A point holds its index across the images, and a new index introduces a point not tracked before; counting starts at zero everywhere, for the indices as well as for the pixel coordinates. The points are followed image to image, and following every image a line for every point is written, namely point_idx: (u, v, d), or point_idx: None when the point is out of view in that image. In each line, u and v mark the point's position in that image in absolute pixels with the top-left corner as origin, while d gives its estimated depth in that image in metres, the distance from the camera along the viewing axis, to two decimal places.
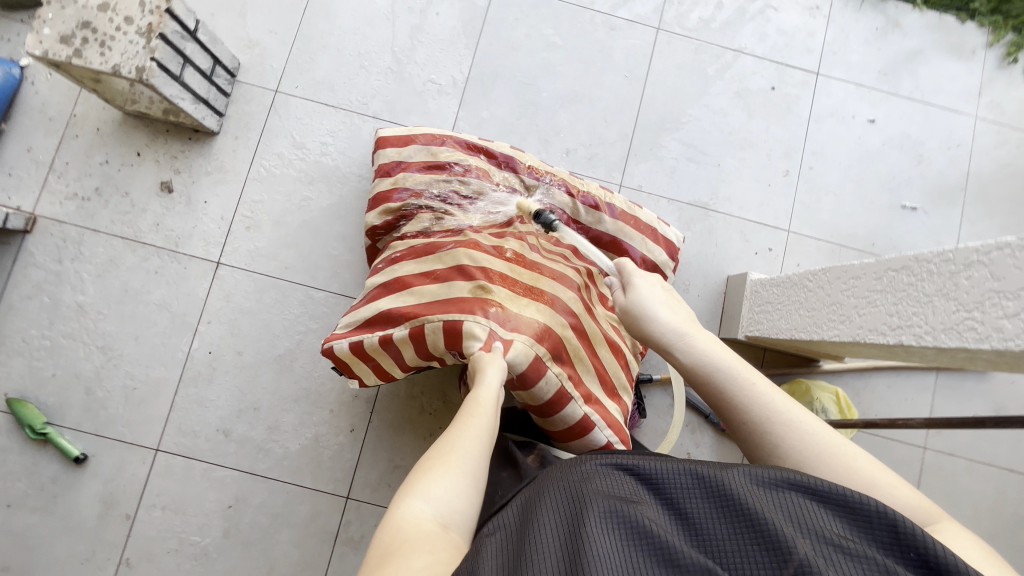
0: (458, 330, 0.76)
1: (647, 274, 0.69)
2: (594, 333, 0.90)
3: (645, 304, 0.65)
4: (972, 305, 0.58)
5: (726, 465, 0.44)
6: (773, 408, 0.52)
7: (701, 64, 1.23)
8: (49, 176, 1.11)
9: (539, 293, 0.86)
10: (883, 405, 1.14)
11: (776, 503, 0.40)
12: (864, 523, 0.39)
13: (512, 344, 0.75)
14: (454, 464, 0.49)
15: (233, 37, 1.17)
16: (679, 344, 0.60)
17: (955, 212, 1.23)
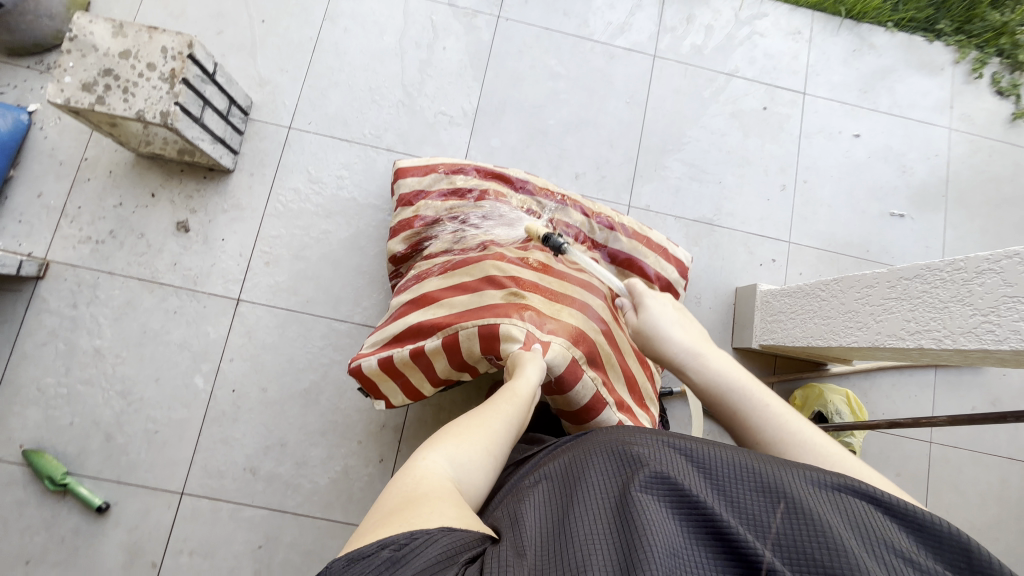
0: (497, 333, 0.78)
1: (658, 295, 0.70)
2: (622, 342, 0.92)
3: (657, 324, 0.67)
4: (988, 310, 0.63)
5: (790, 465, 0.44)
6: (786, 429, 0.55)
7: (697, 88, 1.30)
8: (63, 221, 1.10)
9: (568, 297, 0.88)
10: (889, 403, 1.20)
11: (843, 508, 0.40)
12: (929, 540, 0.39)
13: (550, 345, 0.78)
14: (479, 441, 0.53)
15: (245, 77, 1.19)
16: (692, 363, 0.63)
17: (939, 217, 1.31)
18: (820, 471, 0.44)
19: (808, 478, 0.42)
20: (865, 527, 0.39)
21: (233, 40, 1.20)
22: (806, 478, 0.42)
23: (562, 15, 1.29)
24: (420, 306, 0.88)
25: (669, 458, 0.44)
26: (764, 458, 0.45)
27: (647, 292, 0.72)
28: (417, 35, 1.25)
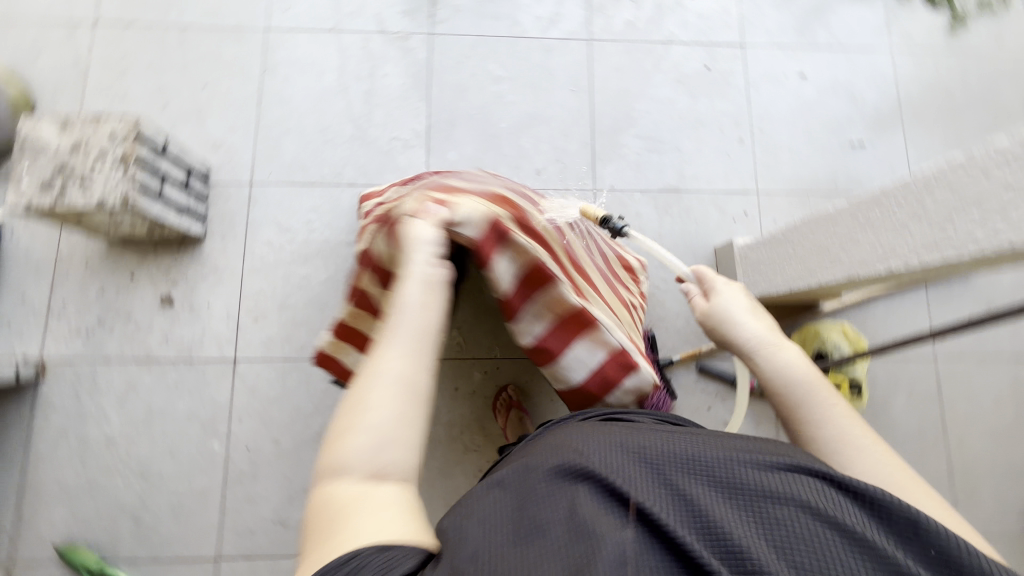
0: (394, 215, 0.63)
1: (731, 282, 0.67)
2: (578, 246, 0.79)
3: (730, 312, 0.64)
4: (943, 222, 0.64)
5: (742, 450, 0.43)
6: (847, 436, 0.52)
7: (638, 62, 1.32)
8: (50, 319, 1.12)
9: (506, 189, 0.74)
10: (887, 328, 1.21)
11: (807, 500, 0.39)
12: (898, 526, 0.38)
13: (456, 199, 0.61)
14: (369, 409, 0.45)
15: (198, 143, 1.21)
16: (762, 350, 0.60)
17: (898, 138, 1.32)
18: (787, 457, 0.42)
19: (772, 471, 0.41)
20: (832, 519, 0.37)
21: (179, 110, 1.22)
22: (769, 471, 0.41)
23: (492, 19, 1.31)
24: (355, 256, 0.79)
25: (627, 463, 0.42)
26: (727, 448, 0.43)
27: (719, 278, 0.69)
28: (356, 69, 1.27)
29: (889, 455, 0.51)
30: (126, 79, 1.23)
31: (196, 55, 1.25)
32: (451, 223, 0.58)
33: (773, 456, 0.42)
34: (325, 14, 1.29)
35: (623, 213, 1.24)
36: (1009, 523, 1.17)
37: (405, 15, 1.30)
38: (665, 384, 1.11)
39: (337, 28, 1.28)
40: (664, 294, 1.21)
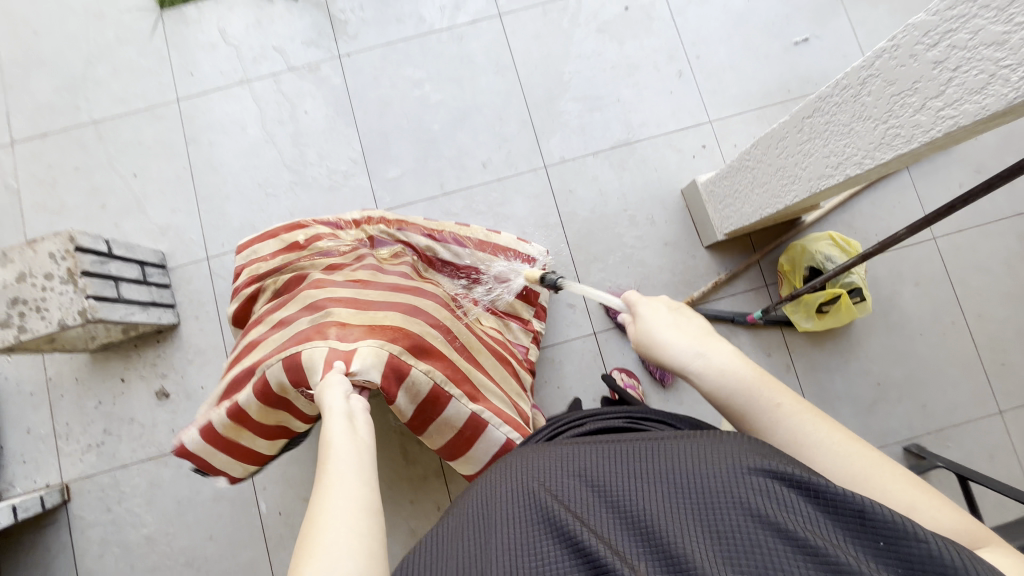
0: (299, 362, 0.70)
1: (653, 300, 0.61)
2: (472, 340, 0.90)
3: (653, 332, 0.58)
4: (886, 115, 0.59)
5: (688, 460, 0.42)
6: (798, 435, 0.47)
7: (555, 23, 1.26)
8: (59, 442, 1.14)
9: (400, 306, 0.81)
10: (877, 222, 1.16)
11: (743, 500, 0.38)
12: (846, 517, 0.36)
13: (357, 352, 0.69)
14: (324, 544, 0.42)
15: (146, 233, 1.20)
16: (687, 366, 0.54)
17: (843, 22, 1.25)
18: (728, 453, 0.41)
19: (709, 473, 0.40)
20: (765, 519, 0.36)
21: (118, 206, 1.21)
22: (705, 475, 0.40)
23: (396, 22, 1.26)
24: (244, 357, 0.82)
25: (565, 486, 0.43)
26: (666, 456, 0.43)
27: (642, 300, 0.63)
28: (276, 113, 1.23)
29: (847, 438, 0.45)
30: (59, 190, 1.22)
31: (117, 146, 1.23)
32: (352, 378, 0.67)
33: (712, 456, 0.41)
34: (230, 67, 1.25)
35: (581, 183, 1.20)
36: None
37: (309, 45, 1.25)
38: None
39: (246, 77, 1.25)
40: (642, 252, 1.18)
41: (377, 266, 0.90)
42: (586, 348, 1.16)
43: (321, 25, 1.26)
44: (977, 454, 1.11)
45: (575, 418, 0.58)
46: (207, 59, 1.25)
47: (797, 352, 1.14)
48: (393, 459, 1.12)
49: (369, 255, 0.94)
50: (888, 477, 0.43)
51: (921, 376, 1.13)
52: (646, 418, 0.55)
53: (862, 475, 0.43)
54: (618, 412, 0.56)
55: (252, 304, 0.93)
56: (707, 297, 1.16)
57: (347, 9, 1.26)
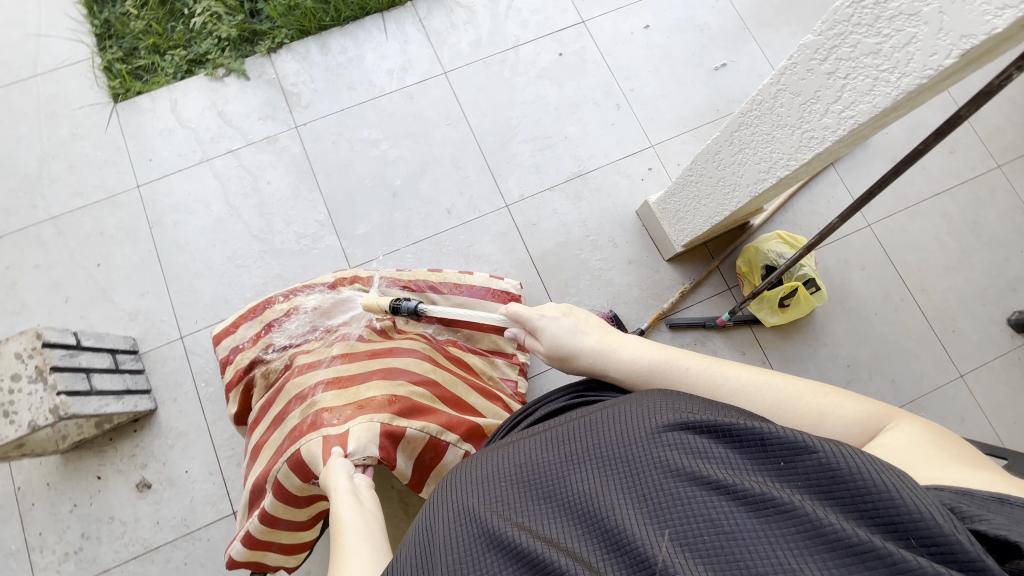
0: (305, 461, 0.73)
1: (544, 312, 0.71)
2: (458, 385, 0.91)
3: (564, 341, 0.68)
4: (799, 122, 0.67)
5: (614, 433, 0.44)
6: (712, 384, 0.53)
7: (497, 74, 1.35)
8: (33, 555, 1.06)
9: (380, 373, 0.83)
10: (815, 217, 1.26)
11: (663, 459, 0.40)
12: (751, 448, 0.39)
13: (350, 434, 0.72)
14: None
15: (115, 321, 1.18)
16: (603, 361, 0.62)
17: (753, 47, 1.39)
18: (644, 416, 0.44)
19: (630, 441, 0.43)
20: (681, 469, 0.39)
21: (83, 298, 1.19)
22: (627, 442, 0.43)
23: (347, 90, 1.32)
24: (255, 463, 0.84)
25: (505, 487, 0.45)
26: (593, 433, 0.45)
27: (534, 314, 0.72)
28: (239, 187, 1.26)
29: (755, 373, 0.52)
30: (19, 290, 1.19)
31: (78, 238, 1.22)
32: (355, 461, 0.71)
33: (633, 425, 0.44)
34: (189, 149, 1.28)
35: (543, 216, 1.26)
36: (996, 341, 1.22)
37: (265, 119, 1.30)
38: None
39: (206, 157, 1.28)
40: (610, 273, 1.23)
41: (353, 336, 0.91)
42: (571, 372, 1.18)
43: (275, 99, 1.31)
44: (951, 418, 1.17)
45: (531, 406, 0.61)
46: (164, 144, 1.28)
47: (769, 346, 1.19)
48: (393, 516, 1.07)
49: (339, 327, 0.95)
50: (798, 394, 0.49)
51: (885, 353, 1.20)
52: (593, 389, 0.60)
53: (776, 402, 0.49)
54: (565, 389, 0.60)
55: (247, 396, 0.95)
56: (677, 307, 1.21)
57: (299, 83, 1.32)
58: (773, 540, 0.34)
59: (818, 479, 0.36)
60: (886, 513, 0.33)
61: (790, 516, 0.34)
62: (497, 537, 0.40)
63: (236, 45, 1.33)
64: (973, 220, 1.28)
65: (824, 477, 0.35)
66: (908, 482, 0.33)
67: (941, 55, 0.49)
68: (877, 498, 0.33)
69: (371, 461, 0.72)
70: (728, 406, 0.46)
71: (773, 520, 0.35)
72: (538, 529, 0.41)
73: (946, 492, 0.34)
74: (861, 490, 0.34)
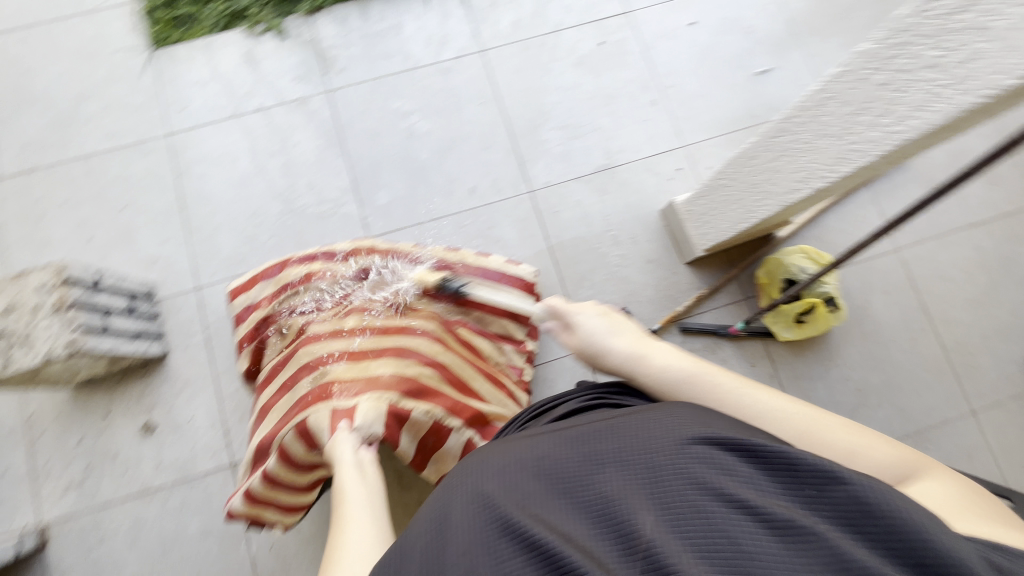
0: (310, 431, 0.74)
1: (585, 309, 0.70)
2: (466, 369, 0.91)
3: (596, 339, 0.66)
4: (844, 132, 0.65)
5: (642, 440, 0.43)
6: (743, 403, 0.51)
7: (535, 57, 1.33)
8: (38, 482, 1.09)
9: (390, 351, 0.83)
10: (843, 236, 1.23)
11: (688, 470, 0.39)
12: (779, 473, 0.38)
13: (357, 409, 0.73)
14: (344, 557, 0.48)
15: (135, 264, 1.20)
16: (633, 366, 0.60)
17: (799, 54, 1.35)
18: (672, 427, 0.43)
19: (654, 448, 0.41)
20: (705, 484, 0.38)
21: (106, 239, 1.21)
22: (652, 448, 0.42)
23: (384, 58, 1.32)
24: (262, 423, 0.85)
25: (521, 476, 0.44)
26: (617, 436, 0.44)
27: (576, 309, 0.72)
28: (267, 145, 1.27)
29: (789, 402, 0.49)
30: (45, 225, 1.21)
31: (105, 180, 1.24)
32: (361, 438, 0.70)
33: (661, 434, 0.42)
34: (222, 103, 1.29)
35: (565, 206, 1.25)
36: (1015, 383, 1.19)
37: (299, 80, 1.30)
38: None
39: (237, 112, 1.28)
40: (626, 270, 1.22)
41: (367, 309, 0.91)
42: (577, 367, 1.17)
43: (310, 61, 1.31)
44: (955, 453, 1.15)
45: (549, 401, 0.61)
46: (198, 95, 1.29)
47: (779, 361, 1.18)
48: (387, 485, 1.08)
49: (354, 296, 0.95)
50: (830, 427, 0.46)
51: (897, 381, 1.18)
52: (613, 391, 0.58)
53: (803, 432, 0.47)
54: (585, 391, 0.59)
55: (258, 354, 0.96)
56: (690, 312, 1.19)
57: (335, 46, 1.32)
58: (794, 566, 0.33)
59: (847, 511, 0.34)
60: (917, 554, 0.31)
61: (817, 546, 0.33)
62: (512, 524, 0.40)
63: (277, 3, 1.32)
64: (1007, 257, 1.24)
65: (854, 509, 0.34)
66: (942, 527, 0.32)
67: (1005, 74, 0.46)
68: (910, 538, 0.31)
69: (375, 440, 0.71)
70: (756, 430, 0.44)
71: (796, 547, 0.33)
72: (551, 519, 0.40)
73: (981, 544, 0.32)
74: (893, 528, 0.32)
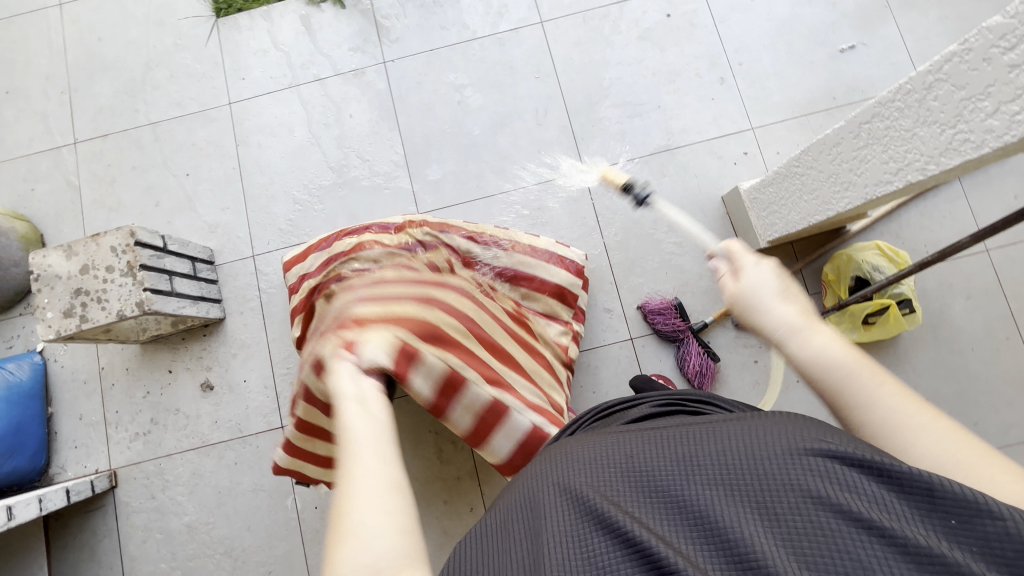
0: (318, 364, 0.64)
1: (758, 257, 0.56)
2: (495, 331, 0.89)
3: (755, 295, 0.53)
4: (954, 120, 0.58)
5: (749, 446, 0.39)
6: (901, 414, 0.43)
7: (596, 29, 1.27)
8: (109, 429, 1.18)
9: (421, 299, 0.76)
10: (926, 233, 1.13)
11: (806, 483, 0.36)
12: (909, 495, 0.34)
13: (365, 335, 0.60)
14: (353, 508, 0.41)
15: (196, 230, 1.24)
16: (790, 339, 0.50)
17: (890, 29, 1.22)
18: (783, 433, 0.39)
19: (761, 455, 0.38)
20: (825, 500, 0.35)
21: (171, 205, 1.26)
22: (761, 455, 0.38)
23: (440, 29, 1.28)
24: None
25: (613, 474, 0.41)
26: (718, 439, 0.41)
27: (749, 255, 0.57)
28: (322, 116, 1.27)
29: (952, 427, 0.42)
30: (117, 188, 1.27)
31: (171, 147, 1.28)
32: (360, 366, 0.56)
33: (772, 441, 0.39)
34: (280, 73, 1.30)
35: None
36: None
37: (355, 51, 1.29)
38: (704, 348, 1.11)
39: (294, 82, 1.29)
40: (681, 258, 1.17)
41: (405, 265, 0.86)
42: (623, 355, 1.14)
43: (366, 31, 1.29)
44: None
45: (616, 403, 0.59)
46: (258, 64, 1.30)
47: None
48: (427, 458, 1.12)
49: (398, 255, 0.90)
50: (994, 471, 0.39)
51: (973, 393, 1.09)
52: (689, 398, 0.56)
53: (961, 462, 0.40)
54: (659, 397, 0.57)
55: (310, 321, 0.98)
56: None
57: (392, 16, 1.29)
58: None
59: (996, 547, 0.31)
60: None
61: None
62: (607, 525, 0.37)
63: None
64: None
65: (1008, 549, 0.30)
66: None
67: None
68: None
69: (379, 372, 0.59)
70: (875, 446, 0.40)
71: None
72: (648, 522, 0.38)
73: None
74: None
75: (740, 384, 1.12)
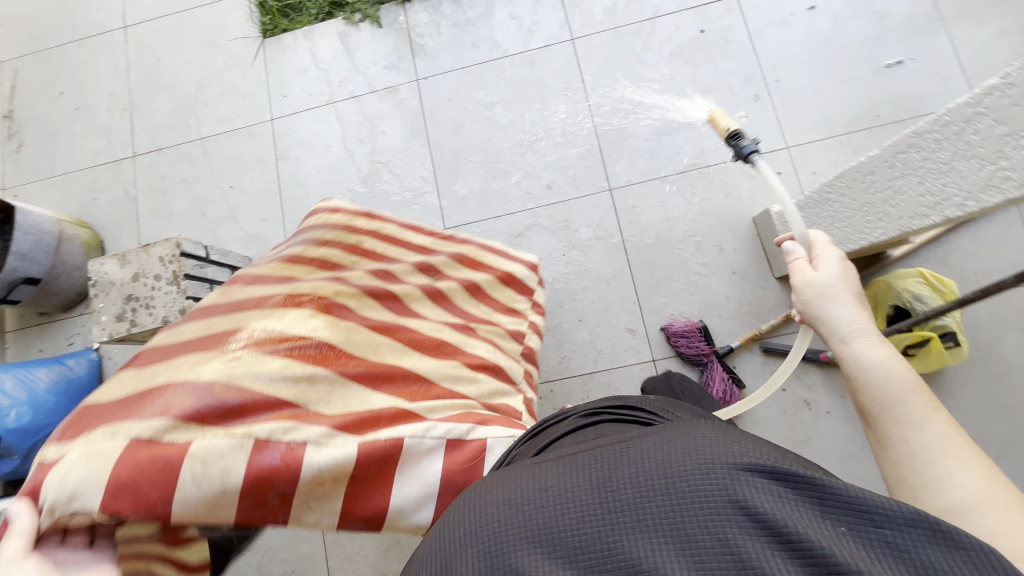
0: None
1: (842, 256, 0.57)
2: (378, 339, 0.66)
3: (833, 290, 0.55)
4: (995, 155, 0.55)
5: (663, 470, 0.31)
6: (948, 442, 0.42)
7: (627, 46, 1.26)
8: None
9: (212, 343, 0.53)
10: (976, 261, 1.06)
11: (729, 508, 0.28)
12: (841, 513, 0.28)
13: (58, 474, 0.40)
14: None
15: (238, 240, 1.32)
16: (856, 339, 0.51)
17: (942, 42, 1.16)
18: (695, 448, 0.32)
19: (673, 475, 0.30)
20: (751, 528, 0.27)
21: (216, 215, 1.34)
22: (675, 478, 0.30)
23: (472, 47, 1.31)
24: None
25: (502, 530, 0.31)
26: (625, 461, 0.33)
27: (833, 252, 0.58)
28: (357, 132, 1.32)
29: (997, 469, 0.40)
30: (168, 199, 1.36)
31: (218, 160, 1.36)
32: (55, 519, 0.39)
33: (685, 460, 0.31)
34: (319, 90, 1.35)
35: (647, 206, 1.19)
36: None
37: (390, 69, 1.33)
38: (729, 374, 1.08)
39: (332, 99, 1.34)
40: (708, 279, 1.15)
41: (255, 280, 0.67)
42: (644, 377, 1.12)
43: (401, 49, 1.33)
44: None
45: (543, 423, 0.49)
46: (299, 82, 1.37)
47: None
48: None
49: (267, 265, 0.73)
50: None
51: None
52: (613, 411, 0.46)
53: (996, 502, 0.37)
54: (577, 411, 0.47)
55: None
56: (775, 330, 1.10)
57: (426, 34, 1.33)
58: None
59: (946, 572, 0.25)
60: None
61: None
62: None
63: None
64: None
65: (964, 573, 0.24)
66: None
67: None
68: None
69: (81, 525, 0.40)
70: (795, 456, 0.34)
71: None
72: None
73: None
74: None
75: (766, 412, 1.08)
